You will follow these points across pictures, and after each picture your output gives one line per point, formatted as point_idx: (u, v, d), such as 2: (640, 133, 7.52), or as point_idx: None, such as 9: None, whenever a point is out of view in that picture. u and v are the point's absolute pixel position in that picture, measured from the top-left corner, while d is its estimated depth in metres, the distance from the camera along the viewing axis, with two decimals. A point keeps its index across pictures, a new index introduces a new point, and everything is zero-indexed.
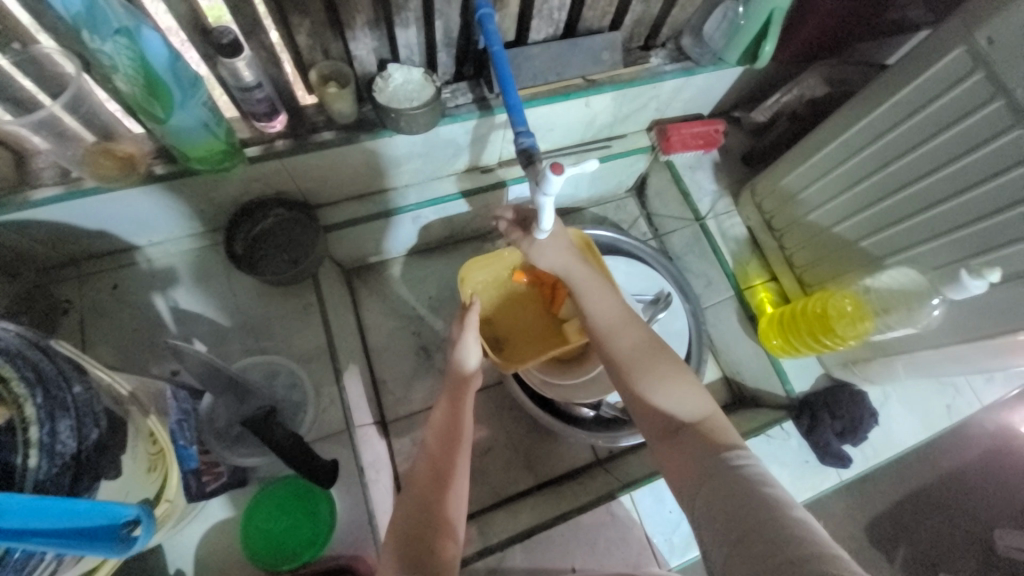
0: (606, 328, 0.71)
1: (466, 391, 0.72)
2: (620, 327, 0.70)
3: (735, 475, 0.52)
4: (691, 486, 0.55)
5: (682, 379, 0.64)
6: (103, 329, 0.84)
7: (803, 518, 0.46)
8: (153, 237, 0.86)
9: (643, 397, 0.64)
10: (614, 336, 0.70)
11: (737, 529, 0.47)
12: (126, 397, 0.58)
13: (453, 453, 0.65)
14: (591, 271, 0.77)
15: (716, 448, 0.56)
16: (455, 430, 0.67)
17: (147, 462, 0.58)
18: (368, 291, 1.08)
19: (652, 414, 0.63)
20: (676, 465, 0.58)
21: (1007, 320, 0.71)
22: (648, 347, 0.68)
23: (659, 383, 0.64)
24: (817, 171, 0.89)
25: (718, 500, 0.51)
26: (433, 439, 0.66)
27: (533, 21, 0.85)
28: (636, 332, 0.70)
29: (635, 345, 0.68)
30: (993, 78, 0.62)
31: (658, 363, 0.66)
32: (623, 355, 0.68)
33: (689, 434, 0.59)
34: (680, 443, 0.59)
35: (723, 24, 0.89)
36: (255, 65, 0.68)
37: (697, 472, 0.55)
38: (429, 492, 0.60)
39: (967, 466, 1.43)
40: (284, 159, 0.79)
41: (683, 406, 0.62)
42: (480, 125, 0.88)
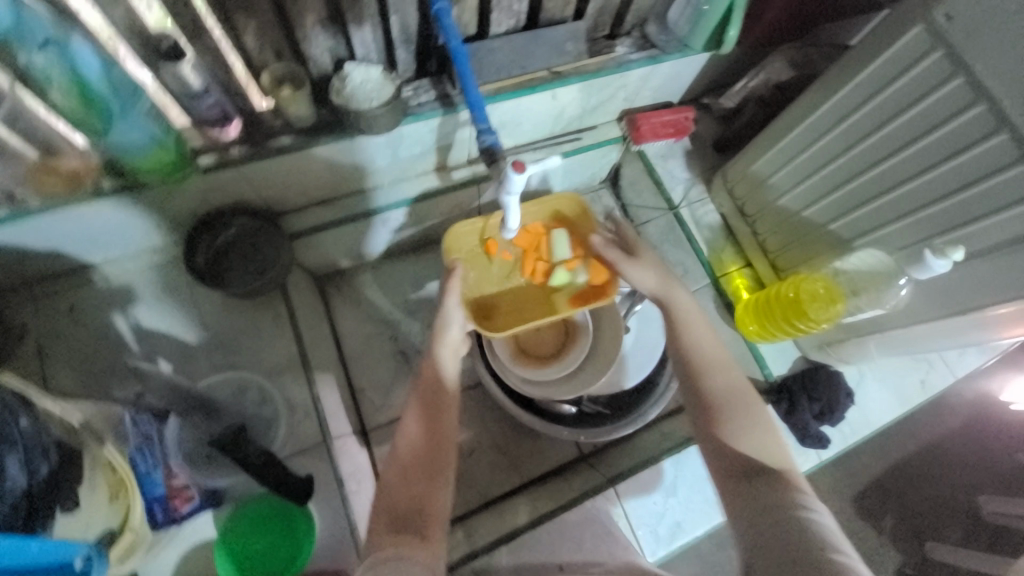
0: (704, 360, 0.67)
1: (445, 386, 0.71)
2: (719, 363, 0.67)
3: (799, 524, 0.49)
4: (751, 524, 0.52)
5: (768, 431, 0.62)
6: (61, 353, 0.81)
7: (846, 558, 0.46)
8: (109, 254, 0.83)
9: (726, 441, 0.61)
10: (711, 372, 0.66)
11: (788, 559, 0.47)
12: (79, 427, 0.63)
13: (433, 461, 0.63)
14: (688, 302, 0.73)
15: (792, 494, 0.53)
16: (436, 440, 0.65)
17: (108, 492, 0.63)
18: (342, 297, 1.05)
19: (726, 456, 0.60)
20: (741, 503, 0.54)
21: (974, 296, 0.71)
22: (741, 394, 0.65)
23: (741, 429, 0.61)
24: (785, 155, 0.89)
25: (774, 535, 0.49)
26: (405, 453, 0.64)
27: (493, 14, 0.83)
28: (733, 376, 0.66)
29: (729, 387, 0.65)
30: (952, 55, 0.62)
31: (747, 409, 0.63)
32: (711, 391, 0.65)
33: (769, 478, 0.56)
34: (751, 481, 0.56)
35: (688, 11, 0.88)
36: (202, 69, 0.65)
37: (761, 510, 0.52)
38: (418, 483, 0.61)
39: (950, 436, 1.45)
40: (241, 167, 0.76)
41: (769, 457, 0.59)
42: (444, 123, 0.86)
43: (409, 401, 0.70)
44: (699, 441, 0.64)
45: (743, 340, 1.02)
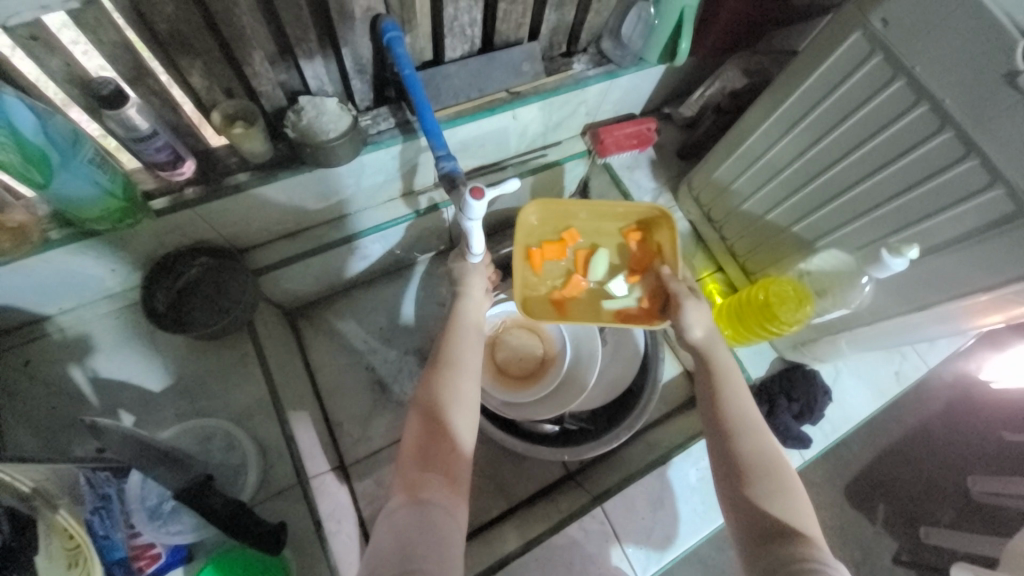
0: (737, 422, 0.64)
1: (455, 368, 0.67)
2: (754, 427, 0.64)
3: None
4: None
5: (798, 499, 0.57)
6: (15, 412, 0.77)
7: None
8: (62, 305, 0.80)
9: (755, 501, 0.57)
10: (743, 435, 0.63)
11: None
12: (29, 493, 0.53)
13: (438, 474, 0.56)
14: (734, 363, 0.72)
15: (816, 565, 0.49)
16: (442, 455, 0.58)
17: (66, 559, 0.53)
18: (314, 330, 1.03)
19: (752, 514, 0.56)
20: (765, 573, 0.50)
21: (935, 291, 0.73)
22: (774, 459, 0.61)
23: (771, 487, 0.58)
24: (744, 161, 0.91)
25: None
26: (407, 466, 0.57)
27: (447, 39, 0.83)
28: (768, 440, 0.63)
29: (763, 451, 0.61)
30: (891, 59, 0.64)
31: (777, 474, 0.59)
32: (748, 447, 0.62)
33: (792, 540, 0.52)
34: (777, 551, 0.52)
35: (639, 25, 0.90)
36: (147, 112, 0.63)
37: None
38: (427, 472, 0.56)
39: (934, 419, 1.47)
40: (196, 208, 0.74)
41: (796, 520, 0.55)
42: (406, 150, 0.85)
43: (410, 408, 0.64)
44: (725, 503, 0.60)
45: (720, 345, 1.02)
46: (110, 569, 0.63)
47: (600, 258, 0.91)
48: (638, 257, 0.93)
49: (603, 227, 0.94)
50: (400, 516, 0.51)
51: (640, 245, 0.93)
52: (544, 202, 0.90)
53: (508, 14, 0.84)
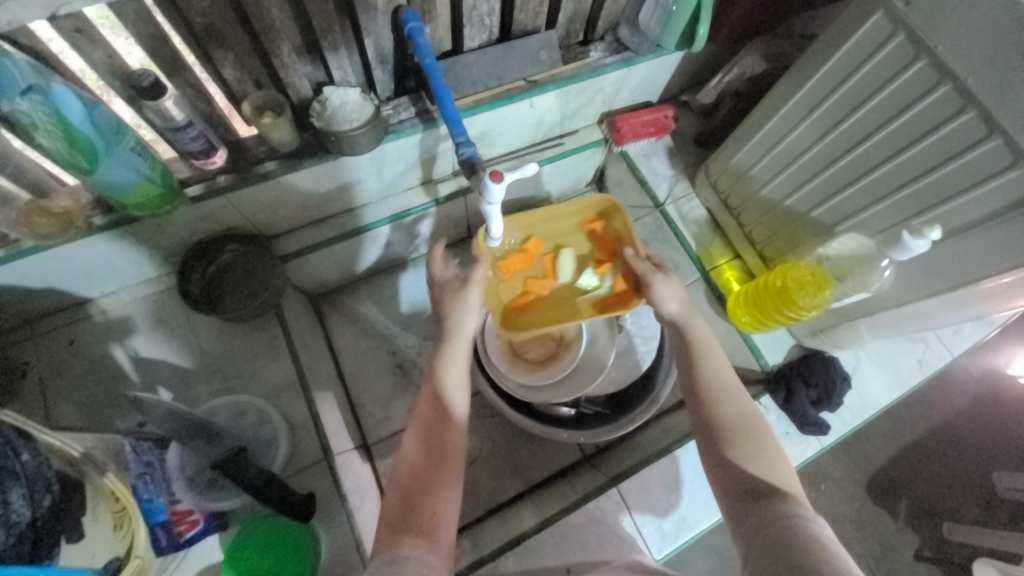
0: (715, 389, 0.65)
1: (445, 406, 0.65)
2: (734, 393, 0.65)
3: (802, 536, 0.47)
4: (758, 553, 0.48)
5: (779, 460, 0.59)
6: (63, 386, 0.82)
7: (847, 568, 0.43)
8: (104, 288, 0.85)
9: (737, 463, 0.58)
10: (721, 401, 0.64)
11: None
12: (80, 458, 0.56)
13: (439, 453, 0.61)
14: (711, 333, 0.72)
15: (795, 516, 0.50)
16: (440, 432, 0.63)
17: (112, 521, 0.56)
18: (337, 315, 1.07)
19: (734, 476, 0.58)
20: (750, 530, 0.51)
21: (956, 275, 0.72)
22: (755, 424, 0.62)
23: (754, 453, 0.59)
24: (762, 147, 0.90)
25: (778, 544, 0.47)
26: (412, 446, 0.62)
27: (465, 29, 0.84)
28: (747, 405, 0.64)
29: (743, 415, 0.63)
30: (913, 38, 0.63)
31: (759, 439, 0.61)
32: (729, 415, 0.63)
33: (775, 496, 0.53)
34: (760, 507, 0.53)
35: (657, 11, 0.89)
36: (183, 103, 0.67)
37: (769, 535, 0.49)
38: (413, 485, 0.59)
39: (959, 414, 1.44)
40: (228, 195, 0.78)
41: (778, 479, 0.57)
42: (425, 139, 0.88)
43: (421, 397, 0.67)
44: (709, 469, 0.61)
45: (738, 331, 1.03)
46: (153, 531, 0.66)
47: (565, 260, 0.93)
48: (602, 247, 0.95)
49: (564, 226, 0.97)
50: (406, 497, 0.57)
51: (602, 234, 0.95)
52: (498, 216, 0.90)
53: (526, 4, 0.85)
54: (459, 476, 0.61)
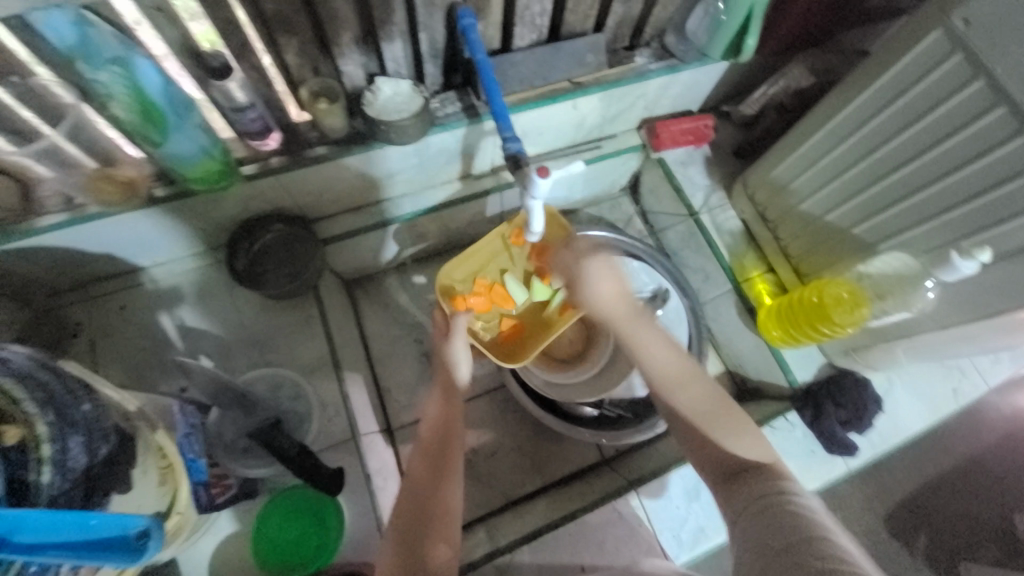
0: (668, 379, 0.65)
1: (458, 391, 0.76)
2: (682, 376, 0.66)
3: (788, 509, 0.50)
4: (751, 531, 0.51)
5: (748, 433, 0.61)
6: (115, 348, 0.87)
7: (835, 538, 0.46)
8: (156, 258, 0.89)
9: (712, 446, 0.61)
10: (676, 390, 0.65)
11: (778, 554, 0.46)
12: (135, 413, 0.60)
13: (447, 444, 0.68)
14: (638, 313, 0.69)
15: (779, 490, 0.52)
16: (450, 423, 0.71)
17: (157, 476, 0.59)
18: (369, 301, 1.09)
19: (715, 458, 0.60)
20: (736, 514, 0.53)
21: (1001, 300, 0.71)
22: (719, 400, 0.64)
23: (726, 432, 0.61)
24: (805, 161, 0.90)
25: (768, 522, 0.50)
26: (428, 434, 0.70)
27: (516, 27, 0.86)
28: (700, 385, 0.65)
29: (699, 398, 0.64)
30: (972, 58, 0.62)
31: (728, 414, 0.63)
32: (688, 403, 0.64)
33: (753, 473, 0.56)
34: (742, 488, 0.55)
35: (705, 20, 0.90)
36: (247, 86, 0.70)
37: (754, 514, 0.51)
38: (430, 479, 0.64)
39: (989, 451, 1.39)
40: (279, 175, 0.81)
41: (753, 452, 0.59)
42: (469, 133, 0.89)
43: (432, 390, 0.78)
44: (691, 452, 0.63)
45: (766, 345, 1.01)
46: (195, 487, 0.69)
47: (514, 286, 0.92)
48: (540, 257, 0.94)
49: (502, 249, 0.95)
50: (425, 478, 0.65)
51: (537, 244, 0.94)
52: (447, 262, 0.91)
53: (577, 6, 0.86)
54: (461, 468, 0.67)
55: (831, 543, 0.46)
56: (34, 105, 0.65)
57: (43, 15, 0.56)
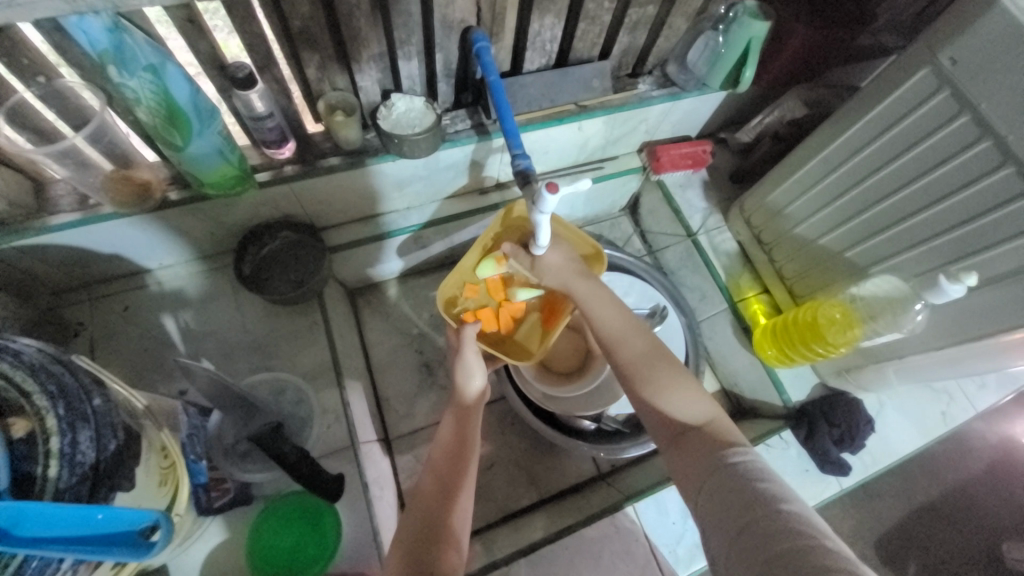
0: (612, 337, 0.72)
1: (472, 414, 0.76)
2: (623, 336, 0.72)
3: (735, 471, 0.53)
4: (704, 492, 0.54)
5: (688, 390, 0.65)
6: (116, 348, 0.88)
7: (799, 511, 0.48)
8: (163, 260, 0.90)
9: (656, 406, 0.65)
10: (621, 346, 0.71)
11: (740, 526, 0.49)
12: (141, 411, 0.60)
13: (460, 468, 0.69)
14: (589, 282, 0.77)
15: (722, 451, 0.56)
16: (463, 445, 0.72)
17: (159, 476, 0.59)
18: (371, 310, 1.10)
19: (660, 417, 0.65)
20: (683, 469, 0.58)
21: (990, 323, 0.74)
22: (657, 354, 0.69)
23: (666, 391, 0.66)
24: (800, 187, 0.93)
25: (723, 495, 0.52)
26: (440, 457, 0.71)
27: (527, 52, 0.89)
28: (639, 343, 0.71)
29: (639, 356, 0.69)
30: (958, 94, 0.66)
31: (666, 371, 0.67)
32: (631, 364, 0.69)
33: (695, 435, 0.61)
34: (685, 445, 0.60)
35: (705, 53, 0.94)
36: (267, 97, 0.72)
37: (703, 475, 0.55)
38: (435, 504, 0.64)
39: (974, 479, 1.41)
40: (293, 183, 0.83)
41: (694, 413, 0.63)
42: (478, 149, 0.92)
43: (445, 414, 0.78)
44: (637, 412, 0.68)
45: (762, 365, 1.04)
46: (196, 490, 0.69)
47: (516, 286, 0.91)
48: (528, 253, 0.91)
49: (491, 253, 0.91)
50: (434, 497, 0.65)
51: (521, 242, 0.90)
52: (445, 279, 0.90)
53: (585, 34, 0.90)
54: (472, 488, 0.68)
55: (794, 513, 0.48)
56: (56, 106, 0.67)
57: (76, 19, 0.57)
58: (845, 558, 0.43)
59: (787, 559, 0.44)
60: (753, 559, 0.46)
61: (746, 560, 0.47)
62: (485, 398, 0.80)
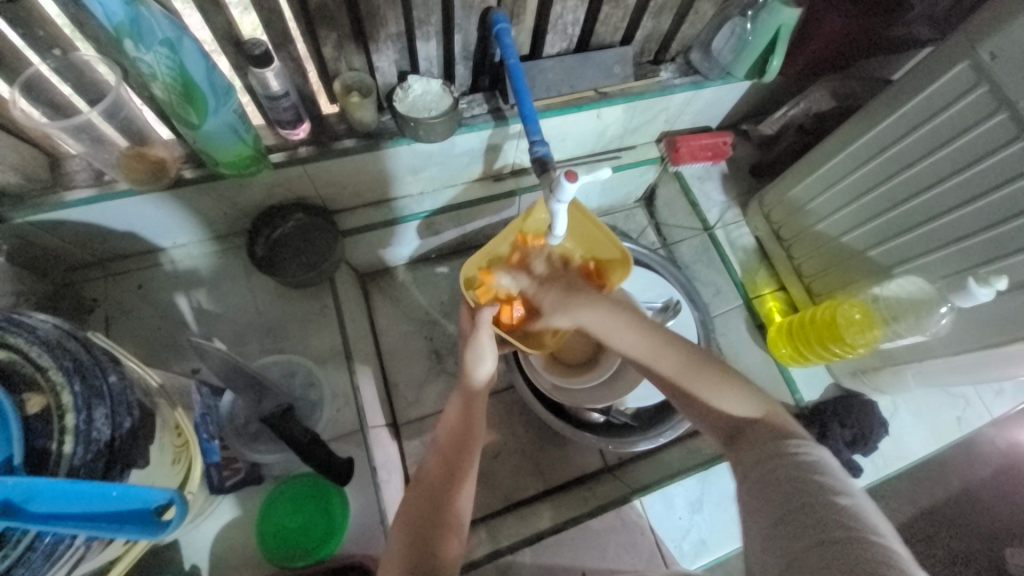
0: (643, 351, 0.70)
1: (478, 399, 0.76)
2: (653, 347, 0.69)
3: (794, 462, 0.53)
4: (760, 484, 0.53)
5: (734, 388, 0.63)
6: (130, 325, 0.88)
7: (852, 504, 0.48)
8: (177, 239, 0.90)
9: (707, 406, 0.65)
10: (655, 356, 0.69)
11: (790, 516, 0.49)
12: (155, 389, 0.60)
13: (467, 452, 0.69)
14: (603, 304, 0.74)
15: (777, 444, 0.56)
16: (469, 431, 0.71)
17: (173, 454, 0.59)
18: (382, 295, 1.10)
19: (712, 416, 0.64)
20: (739, 466, 0.57)
21: (1014, 329, 0.72)
22: (693, 359, 0.67)
23: (714, 390, 0.64)
24: (824, 182, 0.91)
25: (774, 486, 0.52)
26: (446, 439, 0.70)
27: (548, 35, 0.87)
28: (670, 354, 0.68)
29: (675, 362, 0.67)
30: (996, 90, 0.64)
31: (705, 372, 0.66)
32: (669, 370, 0.68)
33: (750, 430, 0.60)
34: (740, 444, 0.59)
35: (731, 40, 0.91)
36: (283, 75, 0.70)
37: (761, 470, 0.54)
38: (439, 487, 0.64)
39: (983, 483, 1.39)
40: (306, 165, 0.82)
41: (744, 409, 0.62)
42: (494, 135, 0.90)
43: (451, 397, 0.78)
44: (688, 413, 0.68)
45: (775, 363, 1.03)
46: (207, 469, 0.70)
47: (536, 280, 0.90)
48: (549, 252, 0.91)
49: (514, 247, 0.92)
50: (438, 480, 0.65)
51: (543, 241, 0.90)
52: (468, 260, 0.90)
53: (609, 18, 0.87)
54: (473, 480, 0.67)
55: (840, 506, 0.47)
56: (73, 80, 0.66)
57: None
58: (890, 552, 0.44)
59: (831, 548, 0.44)
60: (792, 544, 0.47)
61: (785, 545, 0.47)
62: (491, 383, 0.79)
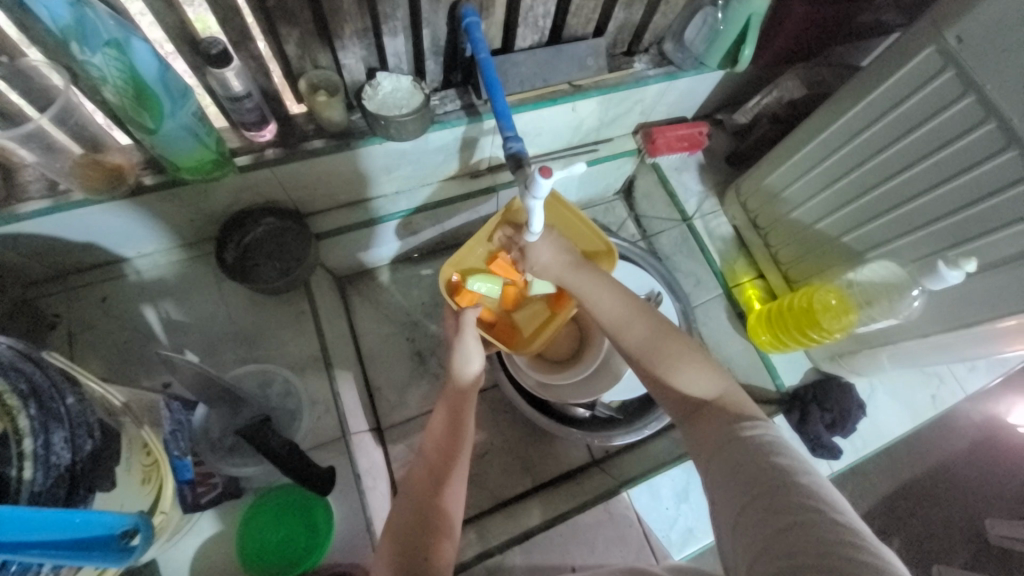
0: (613, 326, 0.71)
1: (466, 404, 0.75)
2: (621, 323, 0.71)
3: (748, 442, 0.52)
4: (716, 462, 0.53)
5: (698, 364, 0.64)
6: (94, 340, 0.85)
7: (812, 485, 0.46)
8: (141, 249, 0.87)
9: (667, 385, 0.65)
10: (623, 331, 0.70)
11: (744, 499, 0.48)
12: (119, 408, 0.58)
13: (450, 459, 0.68)
14: (583, 274, 0.76)
15: (738, 423, 0.55)
16: (456, 434, 0.71)
17: (141, 474, 0.57)
18: (361, 298, 1.08)
19: (672, 396, 0.65)
20: (698, 444, 0.58)
21: (984, 307, 0.73)
22: (660, 335, 0.68)
23: (676, 367, 0.65)
24: (798, 170, 0.91)
25: (731, 466, 0.51)
26: (431, 447, 0.70)
27: (519, 28, 0.85)
28: (640, 327, 0.69)
29: (641, 339, 0.69)
30: (962, 75, 0.64)
31: (670, 348, 0.66)
32: (634, 348, 0.69)
33: (711, 410, 0.60)
34: (698, 422, 0.60)
35: (703, 29, 0.91)
36: (244, 75, 0.67)
37: (717, 449, 0.54)
38: (427, 491, 0.63)
39: (957, 458, 1.43)
40: (275, 167, 0.79)
41: (703, 387, 0.62)
42: (469, 131, 0.89)
43: (438, 404, 0.77)
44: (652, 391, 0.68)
45: (756, 350, 1.05)
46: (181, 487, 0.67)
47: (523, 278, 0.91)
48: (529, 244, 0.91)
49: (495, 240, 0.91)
50: (425, 485, 0.64)
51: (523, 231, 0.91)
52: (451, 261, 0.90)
53: (580, 10, 0.86)
54: (463, 480, 0.66)
55: (804, 486, 0.46)
56: (20, 87, 0.62)
57: None
58: (856, 533, 0.42)
59: (790, 531, 0.43)
60: (760, 530, 0.45)
61: (752, 532, 0.46)
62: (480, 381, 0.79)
